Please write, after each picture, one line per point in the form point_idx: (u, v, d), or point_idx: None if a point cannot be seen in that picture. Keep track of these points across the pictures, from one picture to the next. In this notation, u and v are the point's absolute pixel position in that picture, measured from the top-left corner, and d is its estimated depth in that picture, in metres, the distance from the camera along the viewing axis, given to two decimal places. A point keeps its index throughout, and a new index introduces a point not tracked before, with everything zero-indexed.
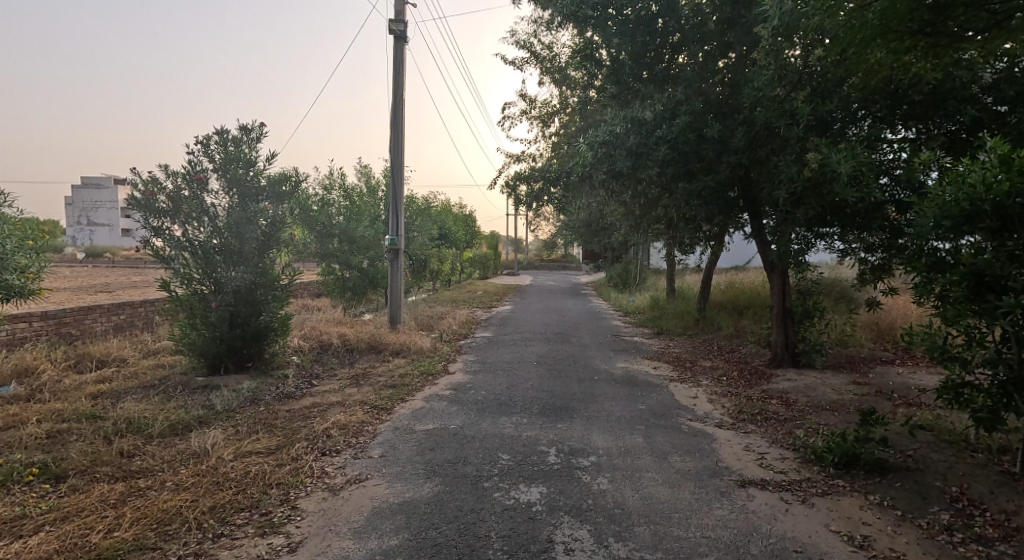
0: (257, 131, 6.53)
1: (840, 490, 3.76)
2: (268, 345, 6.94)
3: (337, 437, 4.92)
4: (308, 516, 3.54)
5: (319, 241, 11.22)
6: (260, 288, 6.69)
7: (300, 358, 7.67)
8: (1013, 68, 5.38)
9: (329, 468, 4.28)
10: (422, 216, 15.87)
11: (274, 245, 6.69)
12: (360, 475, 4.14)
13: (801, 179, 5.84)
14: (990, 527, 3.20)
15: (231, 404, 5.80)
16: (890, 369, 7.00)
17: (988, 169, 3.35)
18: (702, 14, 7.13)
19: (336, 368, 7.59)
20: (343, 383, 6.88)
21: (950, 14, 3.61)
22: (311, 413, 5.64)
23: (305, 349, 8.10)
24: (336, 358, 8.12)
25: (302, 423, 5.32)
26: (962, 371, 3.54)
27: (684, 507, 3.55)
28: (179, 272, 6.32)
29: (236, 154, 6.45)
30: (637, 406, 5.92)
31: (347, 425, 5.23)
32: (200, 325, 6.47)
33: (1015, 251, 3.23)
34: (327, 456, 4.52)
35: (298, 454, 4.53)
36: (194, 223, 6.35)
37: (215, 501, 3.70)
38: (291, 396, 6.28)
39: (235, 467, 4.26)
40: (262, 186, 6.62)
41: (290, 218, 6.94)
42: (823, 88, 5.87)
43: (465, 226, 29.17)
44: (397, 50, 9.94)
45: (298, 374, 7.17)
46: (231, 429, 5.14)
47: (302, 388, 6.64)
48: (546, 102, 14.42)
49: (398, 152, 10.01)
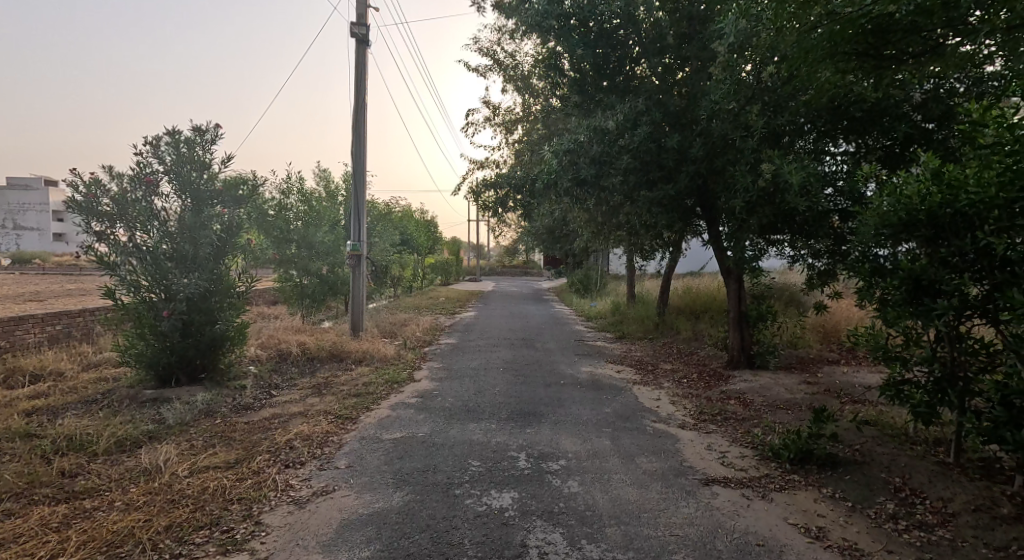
0: (213, 133, 6.42)
1: (795, 485, 3.99)
2: (223, 355, 6.76)
3: (301, 448, 4.87)
4: (272, 532, 3.49)
5: (277, 247, 10.97)
6: (215, 296, 6.51)
7: (257, 368, 7.49)
8: (939, 89, 5.89)
9: (293, 480, 4.22)
10: (383, 222, 15.78)
11: (230, 251, 6.56)
12: (328, 486, 4.12)
13: (756, 189, 6.08)
14: (931, 513, 3.40)
15: (184, 417, 5.64)
16: (837, 369, 7.42)
17: (922, 182, 3.60)
18: (662, 30, 7.41)
19: (296, 378, 7.45)
20: (305, 393, 6.77)
21: (891, 37, 3.77)
22: (272, 425, 5.52)
23: (263, 359, 7.97)
24: (295, 367, 7.95)
25: (262, 435, 5.23)
26: (902, 370, 3.81)
27: (653, 506, 3.70)
28: (125, 280, 6.08)
29: (190, 155, 6.30)
30: (604, 409, 6.10)
31: (310, 435, 5.17)
32: (149, 335, 6.25)
33: (947, 256, 3.49)
34: (291, 469, 4.46)
35: (260, 467, 4.45)
36: (141, 229, 6.12)
37: (170, 521, 3.62)
38: (250, 407, 6.17)
39: (190, 483, 4.16)
40: (217, 190, 6.49)
41: (247, 223, 6.84)
42: (775, 103, 6.18)
43: (427, 234, 29.15)
44: (359, 54, 9.88)
45: (256, 385, 7.00)
46: (185, 444, 5.00)
47: (260, 399, 6.50)
48: (510, 109, 14.57)
49: (361, 159, 9.93)
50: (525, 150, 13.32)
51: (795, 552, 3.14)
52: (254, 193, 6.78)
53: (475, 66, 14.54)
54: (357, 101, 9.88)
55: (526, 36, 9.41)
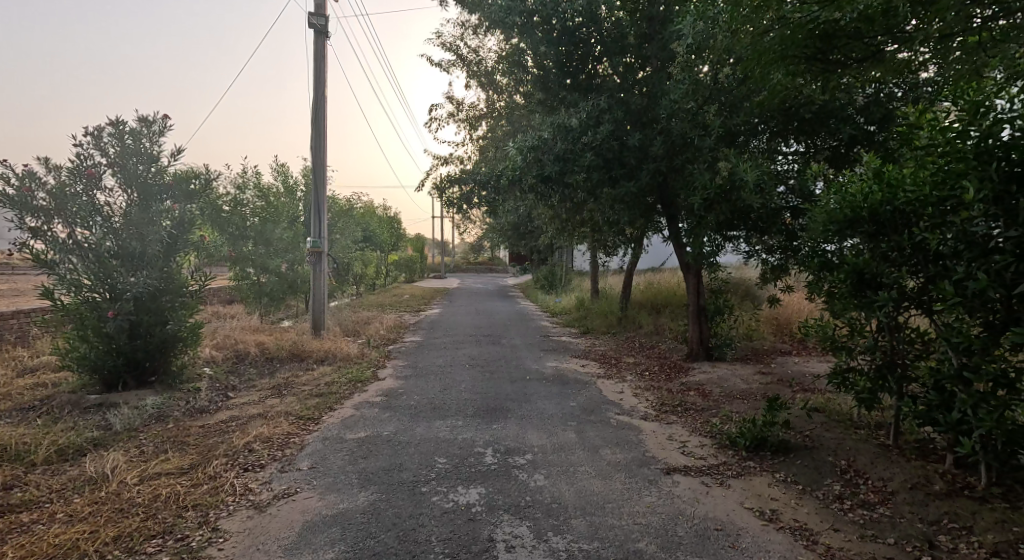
0: (161, 123, 6.23)
1: (750, 471, 4.17)
2: (175, 357, 6.57)
3: (260, 451, 4.80)
4: (230, 538, 3.41)
5: (232, 243, 10.64)
6: (165, 296, 6.32)
7: (212, 370, 7.31)
8: (879, 94, 6.25)
9: (253, 484, 4.16)
10: (345, 219, 15.57)
11: (181, 248, 6.37)
12: (289, 489, 4.07)
13: (713, 186, 6.29)
14: (872, 492, 3.60)
15: (133, 422, 5.47)
16: (789, 359, 7.76)
17: (865, 181, 3.81)
18: (623, 29, 7.55)
19: (255, 379, 7.31)
20: (263, 394, 6.66)
21: (836, 43, 3.83)
22: (228, 429, 5.41)
23: (219, 360, 7.77)
24: (253, 368, 7.79)
25: (218, 439, 5.11)
26: (847, 358, 4.03)
27: (617, 497, 3.81)
28: (65, 278, 5.81)
29: (135, 147, 6.10)
30: (569, 403, 6.23)
31: (271, 437, 5.09)
32: (93, 337, 6.02)
33: (887, 251, 3.69)
34: (250, 472, 4.38)
35: (216, 472, 4.36)
36: (83, 224, 5.84)
37: (119, 531, 3.51)
38: (204, 411, 6.03)
39: (141, 491, 4.04)
40: (167, 184, 6.31)
41: (200, 219, 6.67)
42: (731, 103, 6.39)
43: (391, 231, 28.86)
44: (318, 45, 9.71)
45: (211, 387, 6.84)
46: (134, 450, 4.85)
47: (216, 401, 6.36)
48: (474, 105, 14.57)
49: (321, 156, 9.77)
50: (490, 146, 13.37)
51: (750, 534, 3.29)
52: (207, 187, 6.63)
53: (438, 61, 14.48)
54: (316, 97, 9.73)
55: (489, 32, 9.44)
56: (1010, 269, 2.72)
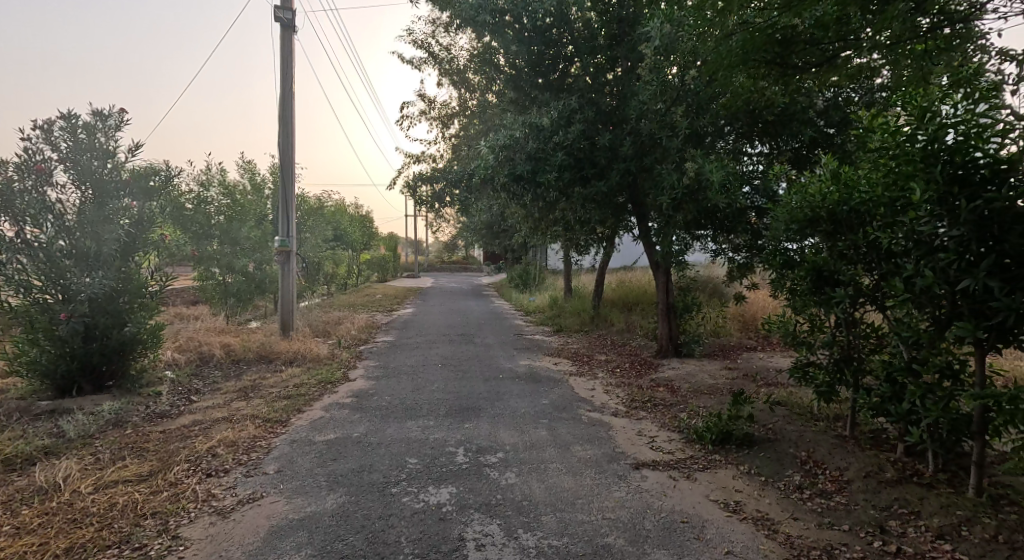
0: (117, 117, 6.08)
1: (716, 464, 4.29)
2: (134, 360, 6.38)
3: (225, 455, 4.70)
4: (191, 545, 3.34)
5: (195, 242, 10.31)
6: (123, 297, 6.16)
7: (174, 373, 7.13)
8: (837, 98, 6.51)
9: (216, 489, 4.07)
10: (315, 217, 15.36)
11: (140, 248, 6.22)
12: (254, 493, 4.00)
13: (681, 186, 6.43)
14: (829, 481, 3.74)
15: (88, 429, 5.30)
16: (754, 355, 7.98)
17: (823, 182, 3.94)
18: (592, 29, 7.67)
19: (219, 382, 7.17)
20: (228, 397, 6.53)
21: (793, 48, 3.79)
22: (191, 433, 5.29)
23: (181, 362, 7.55)
24: (218, 370, 7.63)
25: (179, 444, 4.99)
26: (807, 353, 4.18)
27: (587, 492, 3.87)
28: (12, 279, 5.59)
29: (89, 143, 5.94)
30: (542, 401, 6.29)
31: (235, 441, 5.00)
32: (44, 341, 5.81)
33: (844, 249, 3.83)
34: (213, 478, 4.29)
35: (177, 478, 4.25)
36: (34, 223, 5.62)
37: (71, 543, 3.40)
38: (165, 416, 5.89)
39: (95, 501, 3.92)
40: (124, 181, 6.15)
41: (159, 218, 6.53)
42: (698, 105, 6.53)
43: (363, 230, 28.56)
44: (285, 40, 9.57)
45: (173, 391, 6.67)
46: (89, 458, 4.70)
47: (178, 406, 6.22)
48: (446, 103, 14.54)
49: (289, 154, 9.63)
50: (462, 144, 13.36)
51: (715, 526, 3.38)
52: (167, 184, 6.50)
53: (410, 58, 14.40)
54: (284, 93, 9.59)
55: (461, 30, 9.45)
56: (954, 267, 2.85)
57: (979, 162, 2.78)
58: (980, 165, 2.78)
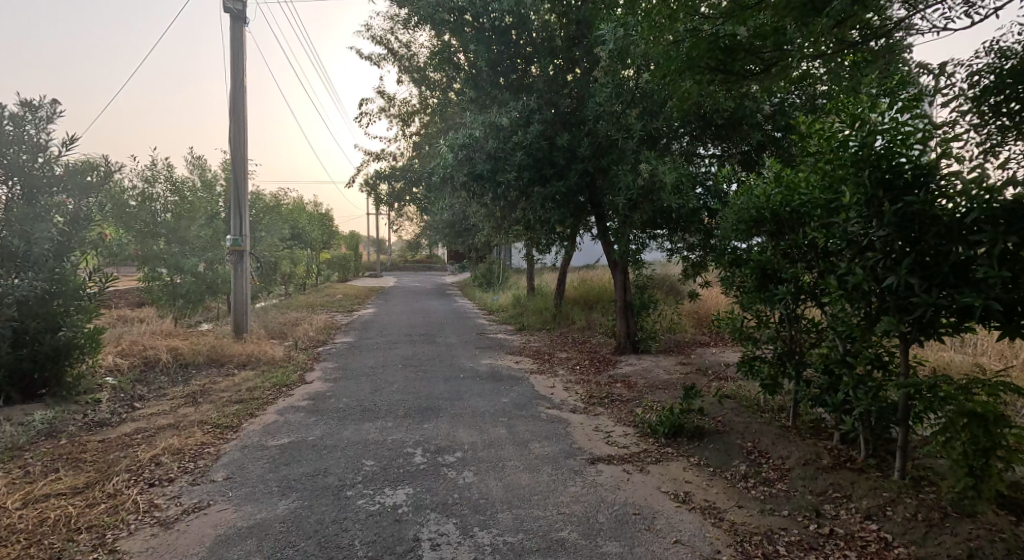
0: (49, 108, 5.82)
1: (668, 456, 4.43)
2: (71, 367, 6.04)
3: (169, 463, 4.55)
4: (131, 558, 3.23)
5: (139, 241, 9.84)
6: (58, 299, 5.90)
7: (116, 379, 6.85)
8: (783, 103, 6.66)
9: (159, 499, 3.94)
10: (270, 216, 15.01)
11: (76, 246, 5.98)
12: (200, 502, 3.89)
13: (637, 187, 6.61)
14: (772, 470, 3.92)
15: (19, 440, 5.04)
16: (708, 350, 8.24)
17: (768, 184, 4.12)
18: (551, 30, 7.76)
19: (166, 387, 6.94)
20: (176, 403, 6.34)
21: (735, 56, 3.93)
22: (133, 442, 5.10)
23: (124, 369, 7.15)
24: (165, 376, 7.38)
25: (120, 454, 4.81)
26: (754, 348, 4.37)
27: (543, 489, 3.94)
28: None
29: (18, 135, 5.68)
30: (502, 399, 6.35)
31: (181, 449, 4.84)
32: None
33: (786, 249, 4.02)
34: (156, 487, 4.15)
35: (116, 489, 4.10)
36: None
37: None
38: (104, 424, 5.67)
39: (25, 516, 3.74)
40: (58, 176, 5.95)
41: (97, 214, 6.33)
42: (651, 107, 6.70)
43: (322, 229, 28.02)
44: (236, 33, 9.33)
45: (114, 398, 6.42)
46: (19, 471, 4.47)
47: (119, 413, 5.99)
48: (406, 101, 14.41)
49: (241, 151, 9.39)
50: (423, 142, 13.27)
51: (665, 516, 3.49)
52: (108, 179, 6.29)
53: (368, 54, 14.23)
54: (235, 89, 9.35)
55: (420, 27, 9.40)
56: (880, 264, 3.03)
57: (904, 166, 2.97)
58: (904, 169, 2.97)
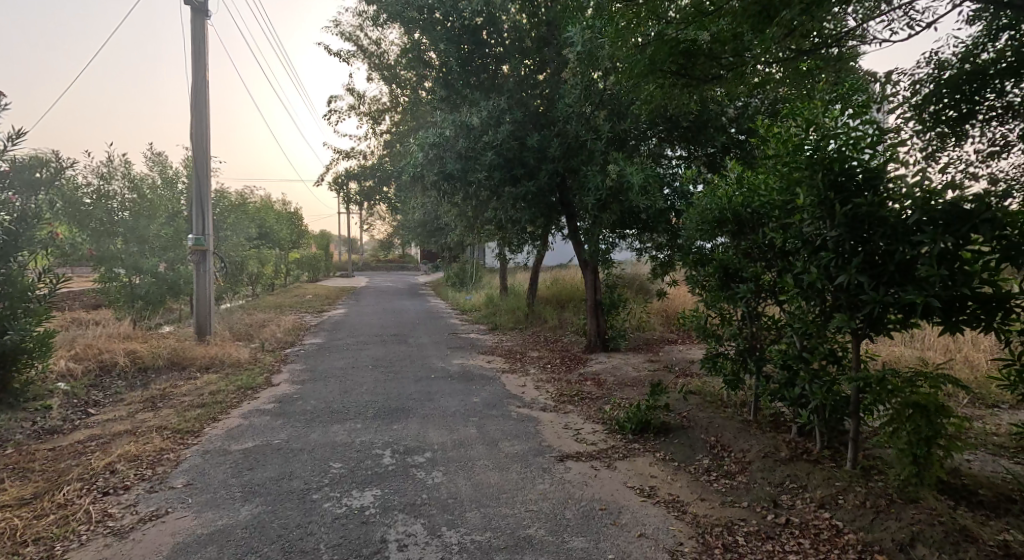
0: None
1: (635, 452, 4.52)
2: (19, 371, 5.74)
3: (125, 470, 4.43)
4: None
5: (93, 241, 9.44)
6: (4, 301, 5.65)
7: (69, 384, 6.62)
8: (747, 107, 6.84)
9: (113, 508, 3.83)
10: (236, 215, 14.70)
11: (24, 246, 5.76)
12: (158, 509, 3.80)
13: (605, 188, 6.71)
14: (734, 463, 4.03)
15: None
16: (676, 347, 8.41)
17: (729, 186, 4.23)
18: (520, 30, 7.80)
19: (123, 392, 6.74)
20: (133, 408, 6.17)
21: (695, 61, 4.02)
22: (86, 450, 4.95)
23: (78, 374, 6.89)
24: (122, 380, 7.17)
25: (72, 462, 4.66)
26: (717, 344, 4.49)
27: (511, 487, 3.97)
28: None
29: None
30: (473, 399, 6.36)
31: (138, 455, 4.71)
32: None
33: (748, 248, 4.13)
34: (110, 496, 4.03)
35: (67, 499, 3.97)
36: None
37: None
38: (56, 433, 5.48)
39: None
40: (5, 172, 5.71)
41: (46, 213, 6.13)
42: (619, 109, 6.80)
43: (291, 228, 27.55)
44: (197, 27, 9.11)
45: (67, 404, 6.21)
46: None
47: (73, 420, 5.80)
48: (376, 99, 14.29)
49: (203, 148, 9.19)
50: (393, 140, 13.18)
51: (630, 511, 3.56)
52: (59, 176, 6.08)
53: (337, 50, 14.04)
54: (196, 84, 9.13)
55: (390, 24, 9.34)
56: (832, 264, 3.15)
57: (856, 169, 3.09)
58: (856, 172, 3.08)
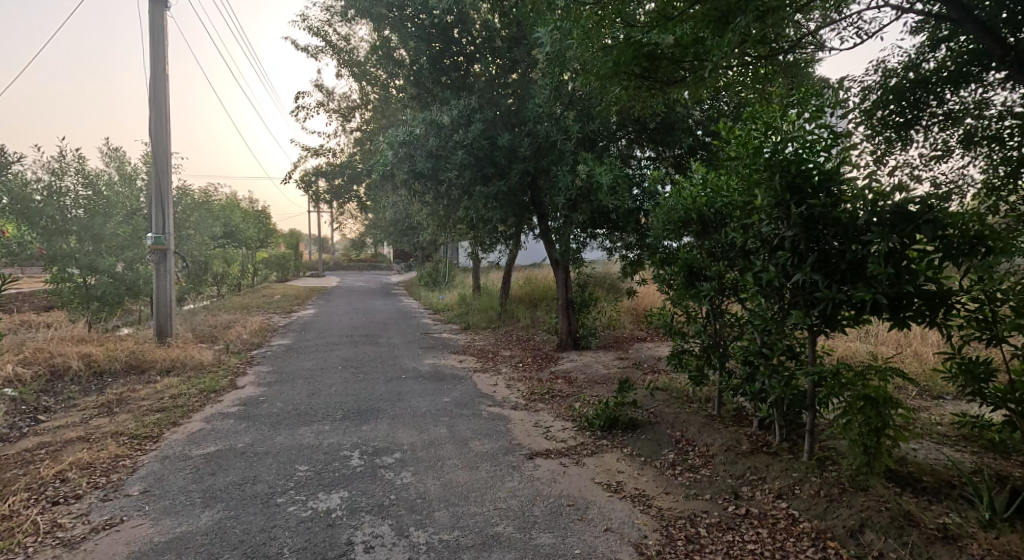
0: None
1: (602, 448, 4.58)
2: None
3: (77, 479, 4.29)
4: None
5: (44, 239, 8.97)
6: None
7: (18, 390, 6.36)
8: (712, 109, 7.00)
9: (63, 519, 3.70)
10: (200, 213, 14.33)
11: None
12: (112, 518, 3.70)
13: (575, 188, 6.77)
14: (698, 457, 4.12)
15: None
16: (645, 344, 8.54)
17: (693, 187, 4.31)
18: (491, 29, 7.82)
19: (76, 398, 6.51)
20: (88, 414, 5.97)
21: (658, 64, 4.08)
22: (35, 458, 4.77)
23: (27, 379, 6.67)
24: (76, 386, 6.93)
25: (20, 471, 4.49)
26: (683, 341, 4.58)
27: (480, 485, 3.98)
28: None
29: None
30: (443, 399, 6.35)
31: (91, 463, 4.57)
32: None
33: (711, 247, 4.22)
34: (60, 505, 3.90)
35: (14, 510, 3.82)
36: None
37: None
38: (2, 441, 5.26)
39: None
40: None
41: None
42: (588, 110, 6.87)
43: (259, 227, 26.99)
44: (156, 20, 8.86)
45: (16, 411, 5.97)
46: None
47: (21, 428, 5.58)
48: (346, 96, 14.12)
49: (163, 143, 8.95)
50: (363, 138, 13.04)
51: (597, 506, 3.61)
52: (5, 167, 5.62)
53: (305, 46, 13.81)
54: (155, 78, 8.89)
55: (358, 20, 9.24)
56: (789, 263, 3.26)
57: (811, 171, 3.18)
58: (811, 174, 3.18)
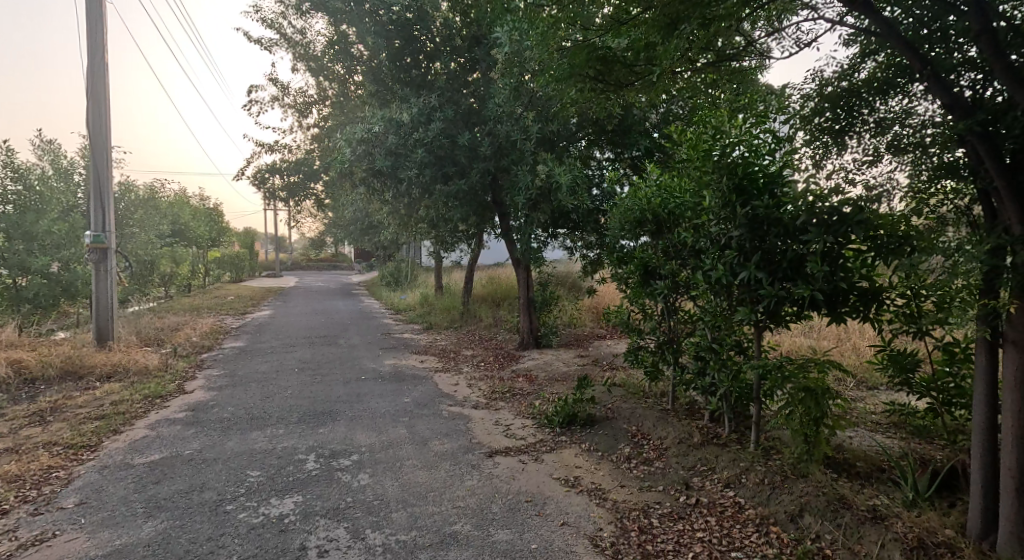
0: None
1: (561, 445, 4.64)
2: None
3: (5, 493, 4.08)
4: None
5: None
6: None
7: None
8: (668, 112, 7.16)
9: None
10: (146, 211, 13.78)
11: None
12: (44, 532, 3.54)
13: (535, 188, 6.82)
14: (652, 450, 4.23)
15: None
16: (604, 342, 8.68)
17: (648, 187, 4.41)
18: (451, 28, 7.79)
19: (7, 407, 6.17)
20: (20, 423, 5.67)
21: (613, 68, 4.15)
22: None
23: None
24: (6, 394, 6.57)
25: None
26: (639, 338, 4.68)
27: (438, 485, 3.98)
28: None
29: None
30: (403, 399, 6.30)
31: (21, 476, 4.35)
32: None
33: (665, 247, 4.33)
34: None
35: None
36: None
37: None
38: None
39: None
40: None
41: None
42: (547, 110, 6.94)
43: (211, 225, 26.13)
44: (94, 9, 8.47)
45: None
46: None
47: None
48: (302, 91, 13.80)
49: (101, 137, 8.57)
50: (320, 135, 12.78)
51: (554, 501, 3.67)
52: None
53: (258, 39, 13.43)
54: (93, 69, 8.52)
55: (314, 14, 9.05)
56: (735, 261, 3.40)
57: (756, 172, 3.32)
58: (756, 175, 3.32)
